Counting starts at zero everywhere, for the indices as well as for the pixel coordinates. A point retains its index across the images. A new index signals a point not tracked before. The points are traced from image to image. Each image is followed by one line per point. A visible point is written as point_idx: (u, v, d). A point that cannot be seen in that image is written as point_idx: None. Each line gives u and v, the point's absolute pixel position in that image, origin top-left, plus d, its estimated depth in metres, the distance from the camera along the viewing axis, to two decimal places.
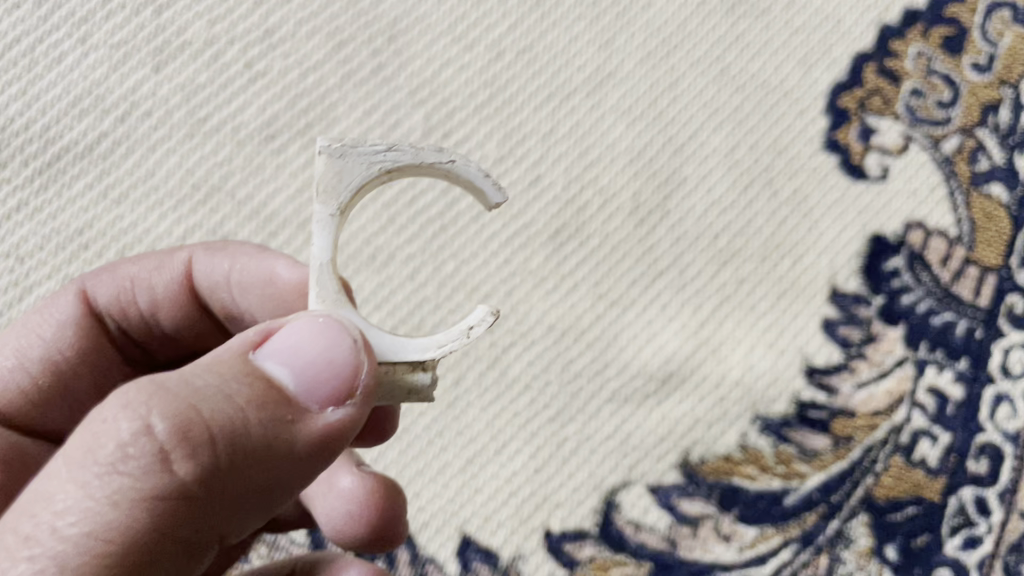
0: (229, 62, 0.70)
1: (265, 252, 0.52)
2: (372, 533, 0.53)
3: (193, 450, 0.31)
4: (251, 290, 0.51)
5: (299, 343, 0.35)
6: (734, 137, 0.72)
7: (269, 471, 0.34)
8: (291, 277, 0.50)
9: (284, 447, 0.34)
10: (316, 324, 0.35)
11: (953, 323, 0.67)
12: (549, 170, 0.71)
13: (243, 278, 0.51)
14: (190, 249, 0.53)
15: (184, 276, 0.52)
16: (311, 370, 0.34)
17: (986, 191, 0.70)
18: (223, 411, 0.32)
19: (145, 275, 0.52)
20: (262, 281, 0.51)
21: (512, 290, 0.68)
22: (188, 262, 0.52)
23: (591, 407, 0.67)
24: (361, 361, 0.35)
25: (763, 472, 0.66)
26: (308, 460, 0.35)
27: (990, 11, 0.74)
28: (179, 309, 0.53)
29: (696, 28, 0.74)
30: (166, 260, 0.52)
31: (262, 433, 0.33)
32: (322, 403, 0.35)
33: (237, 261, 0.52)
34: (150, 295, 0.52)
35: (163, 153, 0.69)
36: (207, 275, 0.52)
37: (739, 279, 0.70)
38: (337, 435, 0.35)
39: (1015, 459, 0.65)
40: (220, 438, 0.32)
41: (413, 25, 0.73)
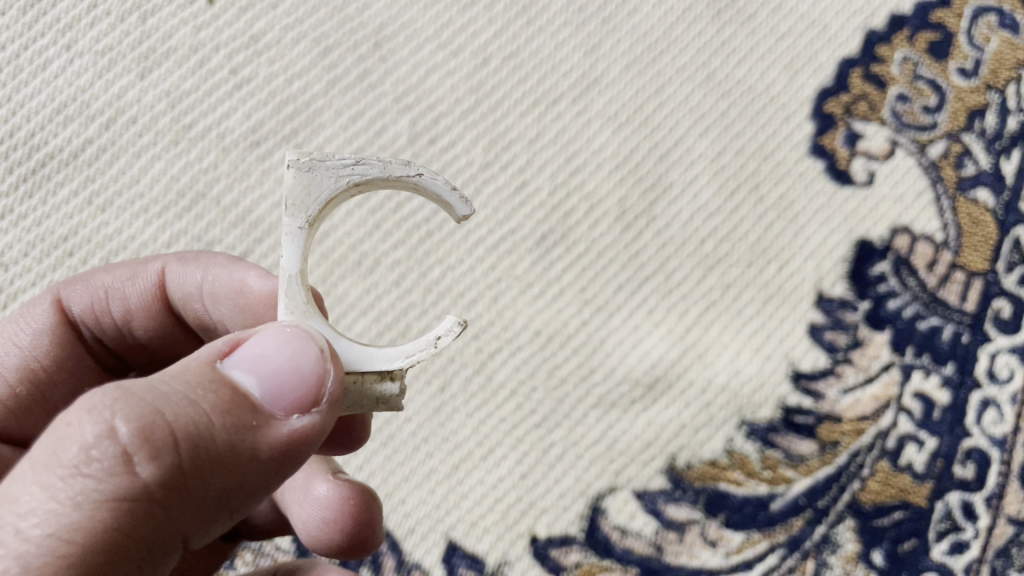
0: (215, 68, 0.70)
1: (237, 263, 0.53)
2: (350, 540, 0.53)
3: (158, 452, 0.32)
4: (225, 301, 0.52)
5: (265, 351, 0.35)
6: (720, 143, 0.73)
7: (233, 475, 0.34)
8: (262, 288, 0.51)
9: (250, 453, 0.34)
10: (282, 332, 0.36)
11: (940, 328, 0.67)
12: (535, 175, 0.71)
13: (215, 289, 0.53)
14: (164, 259, 0.54)
15: (157, 285, 0.53)
16: (277, 378, 0.35)
17: (972, 196, 0.70)
18: (189, 415, 0.33)
19: (119, 285, 0.53)
20: (234, 293, 0.52)
21: (498, 295, 0.68)
22: (161, 273, 0.53)
23: (577, 412, 0.67)
24: (327, 370, 0.36)
25: (749, 477, 0.66)
26: (273, 466, 0.35)
27: (976, 16, 0.74)
28: (153, 317, 0.54)
29: (682, 34, 0.75)
30: (140, 270, 0.53)
31: (226, 438, 0.34)
32: (288, 410, 0.35)
33: (210, 272, 0.53)
34: (125, 304, 0.53)
35: (148, 160, 0.69)
36: (181, 285, 0.53)
37: (725, 284, 0.70)
38: (301, 442, 0.36)
39: (1001, 464, 0.65)
40: (184, 442, 0.32)
41: (399, 31, 0.73)
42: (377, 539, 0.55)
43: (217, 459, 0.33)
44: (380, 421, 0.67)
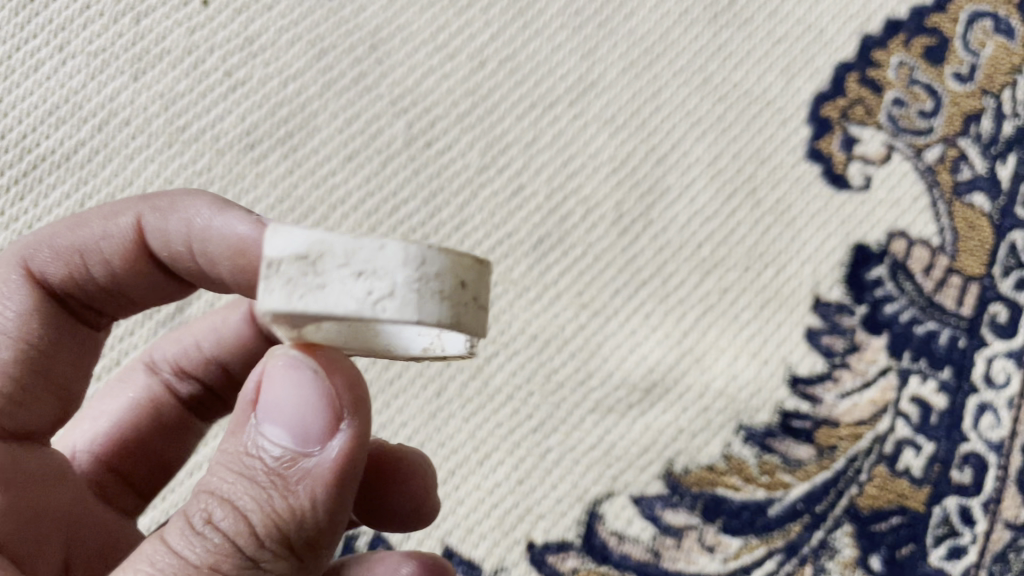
0: (209, 70, 0.70)
1: (224, 208, 0.45)
2: (407, 505, 0.52)
3: (238, 535, 0.33)
4: (220, 258, 0.45)
5: (279, 403, 0.35)
6: (716, 147, 0.72)
7: (314, 522, 0.34)
8: (257, 235, 0.44)
9: (311, 498, 0.34)
10: (278, 375, 0.35)
11: (936, 333, 0.67)
12: (531, 179, 0.70)
13: (206, 242, 0.45)
14: (135, 208, 0.47)
15: (135, 239, 0.47)
16: (302, 424, 0.35)
17: (968, 201, 0.70)
18: (247, 493, 0.33)
19: (95, 245, 0.46)
20: (230, 244, 0.45)
21: (494, 299, 0.68)
22: (138, 225, 0.46)
23: (574, 417, 0.66)
24: (333, 391, 0.35)
25: (747, 482, 0.65)
26: (344, 494, 0.35)
27: (972, 20, 0.75)
28: (137, 272, 0.48)
29: (679, 38, 0.75)
30: (113, 224, 0.46)
31: (288, 497, 0.34)
32: (322, 439, 0.34)
33: (196, 221, 0.46)
34: (104, 264, 0.47)
35: (141, 162, 0.68)
36: (163, 235, 0.46)
37: (722, 288, 0.69)
38: (350, 461, 0.35)
39: (998, 468, 0.65)
40: (257, 524, 0.33)
41: (394, 33, 0.72)
42: (434, 506, 0.53)
43: (293, 517, 0.34)
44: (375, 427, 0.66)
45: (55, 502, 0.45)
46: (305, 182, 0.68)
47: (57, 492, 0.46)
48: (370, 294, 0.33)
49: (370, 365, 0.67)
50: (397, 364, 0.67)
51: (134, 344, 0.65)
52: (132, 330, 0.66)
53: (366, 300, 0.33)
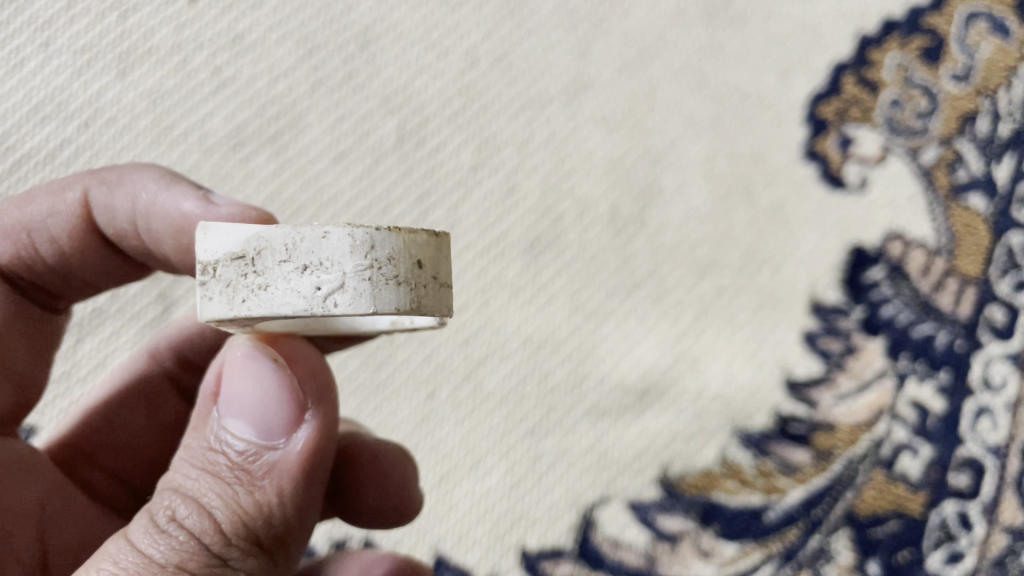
0: (198, 68, 0.69)
1: (170, 184, 0.48)
2: (383, 501, 0.53)
3: (204, 531, 0.35)
4: (164, 236, 0.49)
5: (238, 395, 0.37)
6: (712, 147, 0.72)
7: (280, 515, 0.37)
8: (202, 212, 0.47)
9: (277, 491, 0.36)
10: (236, 367, 0.38)
11: (933, 335, 0.67)
12: (525, 179, 0.70)
13: (150, 217, 0.49)
14: (81, 182, 0.50)
15: (81, 216, 0.50)
16: (259, 412, 0.37)
17: (965, 202, 0.69)
18: (214, 488, 0.36)
19: (42, 224, 0.49)
20: (174, 221, 0.48)
21: (487, 301, 0.67)
22: (84, 203, 0.49)
23: (568, 420, 0.65)
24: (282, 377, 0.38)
25: (743, 486, 0.64)
26: (307, 487, 0.37)
27: (967, 21, 0.74)
28: (84, 248, 0.50)
29: (673, 37, 0.74)
30: (59, 203, 0.49)
31: (255, 491, 0.36)
32: (284, 433, 0.37)
33: (139, 198, 0.49)
34: (52, 243, 0.49)
35: (128, 161, 0.67)
36: (110, 211, 0.50)
37: (718, 290, 0.69)
38: (312, 455, 0.37)
39: (997, 472, 0.64)
40: (220, 511, 0.35)
41: (386, 32, 0.71)
42: (416, 501, 0.54)
43: (258, 510, 0.36)
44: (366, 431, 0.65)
45: (27, 501, 0.47)
46: (295, 182, 0.67)
47: (32, 488, 0.48)
48: (319, 290, 0.33)
49: (362, 368, 0.66)
50: (389, 367, 0.66)
51: (119, 348, 0.64)
52: (119, 332, 0.64)
53: (315, 297, 0.33)
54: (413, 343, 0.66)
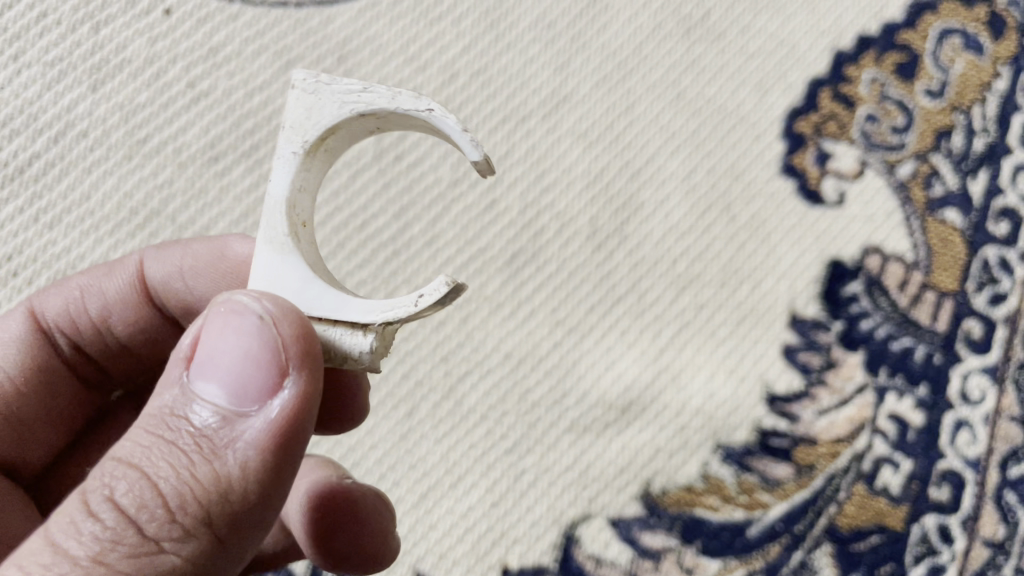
0: (171, 81, 0.68)
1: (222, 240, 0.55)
2: (366, 552, 0.53)
3: (151, 502, 0.33)
4: (206, 280, 0.53)
5: (219, 353, 0.35)
6: (691, 161, 0.72)
7: (241, 489, 0.34)
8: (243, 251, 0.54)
9: (239, 466, 0.34)
10: (223, 320, 0.35)
11: (912, 349, 0.67)
12: (505, 194, 0.69)
13: (196, 265, 0.54)
14: (140, 251, 0.55)
15: (134, 275, 0.54)
16: (240, 377, 0.35)
17: (941, 217, 0.70)
18: (167, 465, 0.34)
19: (95, 282, 0.54)
20: (217, 260, 0.54)
21: (467, 316, 0.67)
22: (139, 264, 0.54)
23: (549, 437, 0.65)
24: (273, 338, 0.34)
25: (725, 502, 0.64)
26: (277, 463, 0.35)
27: (941, 37, 0.75)
28: (131, 310, 0.54)
29: (652, 52, 0.74)
30: (116, 266, 0.54)
31: (214, 466, 0.34)
32: (259, 402, 0.35)
33: (189, 252, 0.54)
34: (101, 300, 0.54)
35: (100, 175, 0.65)
36: (157, 269, 0.54)
37: (699, 304, 0.68)
38: (288, 427, 0.35)
39: (975, 485, 0.64)
40: (170, 488, 0.34)
41: (363, 45, 0.70)
42: (392, 545, 0.54)
43: (214, 484, 0.34)
44: (344, 449, 0.64)
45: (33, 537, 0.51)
46: None
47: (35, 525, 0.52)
48: (398, 95, 0.38)
49: None
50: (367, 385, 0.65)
51: None
52: None
53: (393, 98, 0.38)
54: (391, 360, 0.65)
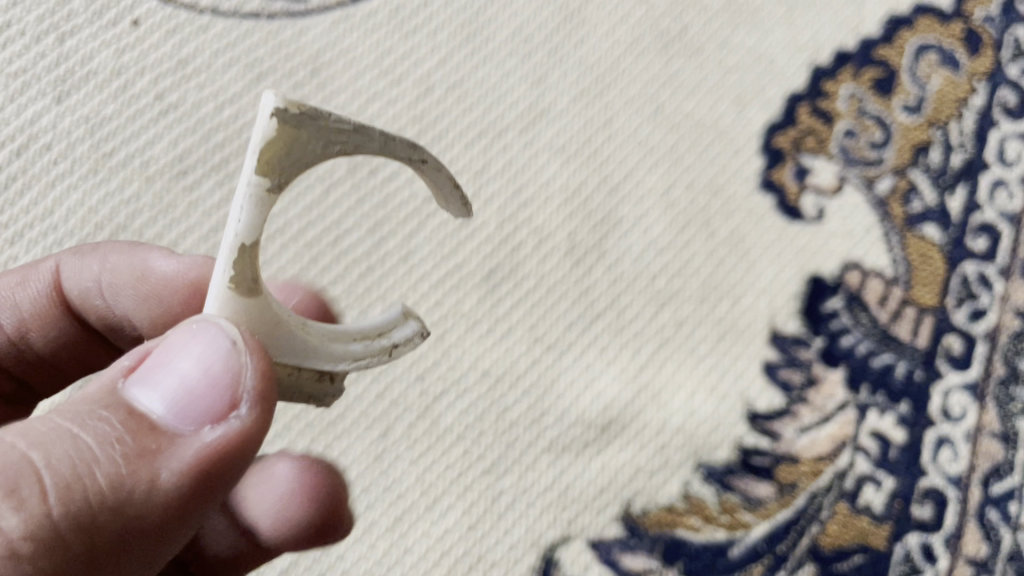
0: (139, 93, 0.66)
1: (137, 249, 0.52)
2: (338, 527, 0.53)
3: (34, 495, 0.30)
4: (124, 292, 0.51)
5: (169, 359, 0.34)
6: (670, 176, 0.71)
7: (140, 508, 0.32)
8: (165, 268, 0.50)
9: (148, 483, 0.32)
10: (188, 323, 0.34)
11: (893, 365, 0.66)
12: (481, 209, 0.68)
13: (113, 280, 0.51)
14: (55, 256, 0.52)
15: (50, 284, 0.51)
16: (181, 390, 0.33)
17: (920, 232, 0.70)
18: (68, 458, 0.31)
19: (8, 292, 0.51)
20: (135, 277, 0.50)
21: (443, 334, 0.65)
22: (55, 271, 0.51)
23: (528, 457, 0.63)
24: (238, 363, 0.32)
25: (707, 523, 0.63)
26: (188, 492, 0.33)
27: (918, 53, 0.75)
28: (50, 320, 0.52)
29: (630, 66, 0.73)
30: (30, 272, 0.51)
31: (121, 475, 0.32)
32: (195, 424, 0.33)
33: (107, 261, 0.51)
34: (15, 311, 0.51)
35: (64, 190, 0.63)
36: (74, 277, 0.51)
37: (678, 321, 0.67)
38: (216, 458, 0.33)
39: (958, 503, 0.63)
40: (61, 484, 0.31)
41: (337, 58, 0.69)
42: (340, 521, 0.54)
43: (114, 494, 0.31)
44: None
45: None
46: None
47: None
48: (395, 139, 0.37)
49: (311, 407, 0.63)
50: (340, 404, 0.63)
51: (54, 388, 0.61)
52: None
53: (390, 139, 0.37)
54: (365, 379, 0.64)
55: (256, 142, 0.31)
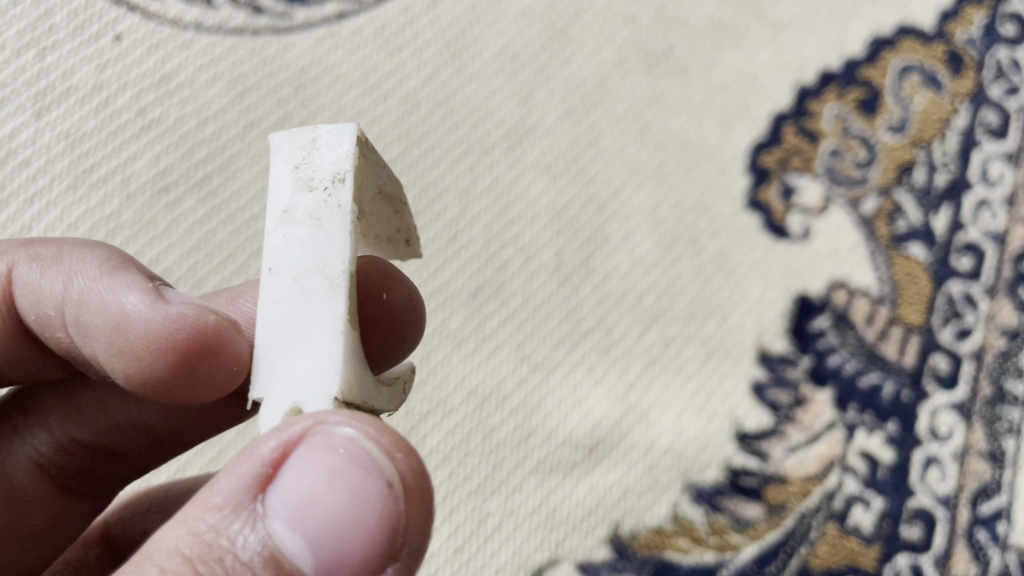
0: (120, 109, 0.65)
1: (112, 272, 0.45)
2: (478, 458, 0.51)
3: None
4: (96, 333, 0.45)
5: (311, 486, 0.32)
6: (656, 196, 0.70)
7: None
8: (140, 317, 0.43)
9: None
10: (326, 452, 0.31)
11: (880, 385, 0.66)
12: (468, 228, 0.67)
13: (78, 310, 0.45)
14: (13, 257, 0.47)
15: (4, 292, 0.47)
16: (329, 523, 0.32)
17: (905, 251, 0.70)
18: None
19: None
20: (108, 319, 0.44)
21: (429, 352, 0.64)
22: (11, 275, 0.47)
23: (514, 479, 0.62)
24: (381, 506, 0.31)
25: (695, 544, 0.62)
26: None
27: (901, 74, 0.75)
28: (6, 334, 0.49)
29: (616, 86, 0.73)
30: None
31: None
32: (345, 559, 0.32)
33: (74, 282, 0.45)
34: None
35: (42, 207, 0.62)
36: (36, 292, 0.47)
37: (666, 339, 0.67)
38: None
39: (947, 523, 0.63)
40: None
41: (323, 75, 0.69)
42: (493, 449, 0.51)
43: None
44: None
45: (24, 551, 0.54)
46: (225, 227, 0.63)
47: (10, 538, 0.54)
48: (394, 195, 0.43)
49: None
50: None
51: None
52: None
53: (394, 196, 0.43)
54: None
55: (337, 175, 0.37)
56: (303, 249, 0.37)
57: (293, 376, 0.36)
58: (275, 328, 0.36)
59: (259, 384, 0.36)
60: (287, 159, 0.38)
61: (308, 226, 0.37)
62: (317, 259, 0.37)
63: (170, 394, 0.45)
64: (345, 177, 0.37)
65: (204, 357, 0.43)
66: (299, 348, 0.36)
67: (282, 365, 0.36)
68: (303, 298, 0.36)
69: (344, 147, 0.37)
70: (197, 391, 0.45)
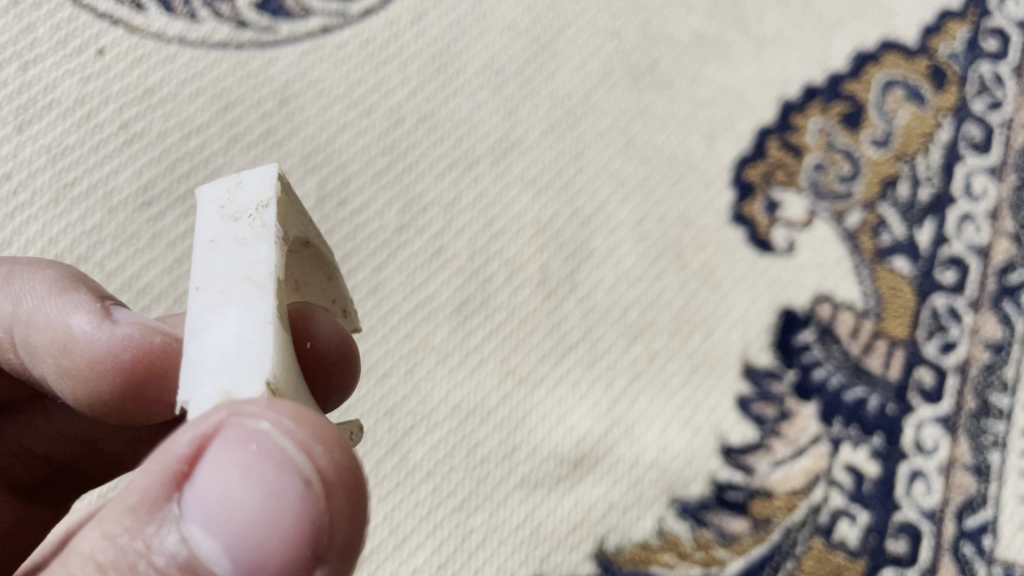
0: (103, 122, 0.65)
1: (61, 294, 0.47)
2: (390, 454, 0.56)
3: None
4: (46, 354, 0.48)
5: (227, 482, 0.31)
6: (641, 209, 0.70)
7: None
8: (88, 339, 0.46)
9: None
10: (241, 447, 0.30)
11: (865, 399, 0.67)
12: (452, 242, 0.67)
13: (27, 328, 0.47)
14: None
15: None
16: (247, 522, 0.31)
17: (890, 265, 0.70)
18: None
19: None
20: (55, 340, 0.47)
21: (413, 367, 0.64)
22: None
23: (499, 494, 0.62)
24: (299, 507, 0.31)
25: (681, 559, 0.62)
26: None
27: (884, 88, 0.76)
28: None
29: (601, 100, 0.73)
30: None
31: None
32: (266, 560, 0.31)
33: (23, 303, 0.47)
34: None
35: (23, 221, 0.62)
36: None
37: (651, 353, 0.67)
38: None
39: (932, 537, 0.64)
40: None
41: (306, 88, 0.69)
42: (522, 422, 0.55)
43: None
44: None
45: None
46: None
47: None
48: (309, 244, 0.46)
49: None
50: None
51: None
52: None
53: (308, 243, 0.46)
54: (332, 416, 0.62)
55: (262, 202, 0.38)
56: (230, 266, 0.37)
57: (214, 375, 0.34)
58: (198, 336, 0.35)
59: (183, 389, 0.35)
60: (212, 199, 0.39)
61: (233, 246, 0.37)
62: (240, 271, 0.36)
63: (115, 414, 0.49)
64: (270, 205, 0.38)
65: (152, 377, 0.47)
66: (214, 344, 0.35)
67: (203, 367, 0.34)
68: (229, 305, 0.36)
69: (267, 180, 0.39)
70: (145, 411, 0.48)
